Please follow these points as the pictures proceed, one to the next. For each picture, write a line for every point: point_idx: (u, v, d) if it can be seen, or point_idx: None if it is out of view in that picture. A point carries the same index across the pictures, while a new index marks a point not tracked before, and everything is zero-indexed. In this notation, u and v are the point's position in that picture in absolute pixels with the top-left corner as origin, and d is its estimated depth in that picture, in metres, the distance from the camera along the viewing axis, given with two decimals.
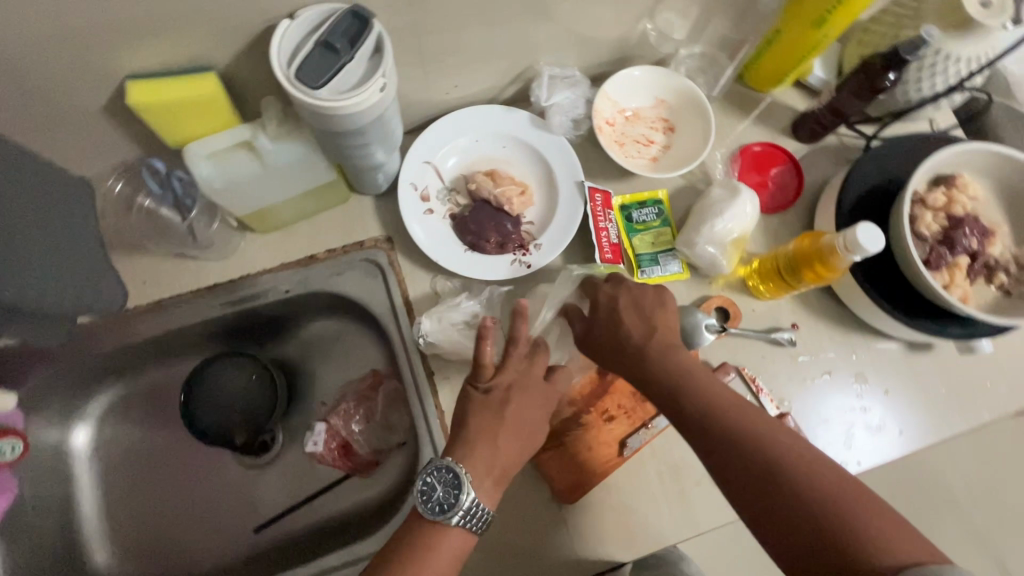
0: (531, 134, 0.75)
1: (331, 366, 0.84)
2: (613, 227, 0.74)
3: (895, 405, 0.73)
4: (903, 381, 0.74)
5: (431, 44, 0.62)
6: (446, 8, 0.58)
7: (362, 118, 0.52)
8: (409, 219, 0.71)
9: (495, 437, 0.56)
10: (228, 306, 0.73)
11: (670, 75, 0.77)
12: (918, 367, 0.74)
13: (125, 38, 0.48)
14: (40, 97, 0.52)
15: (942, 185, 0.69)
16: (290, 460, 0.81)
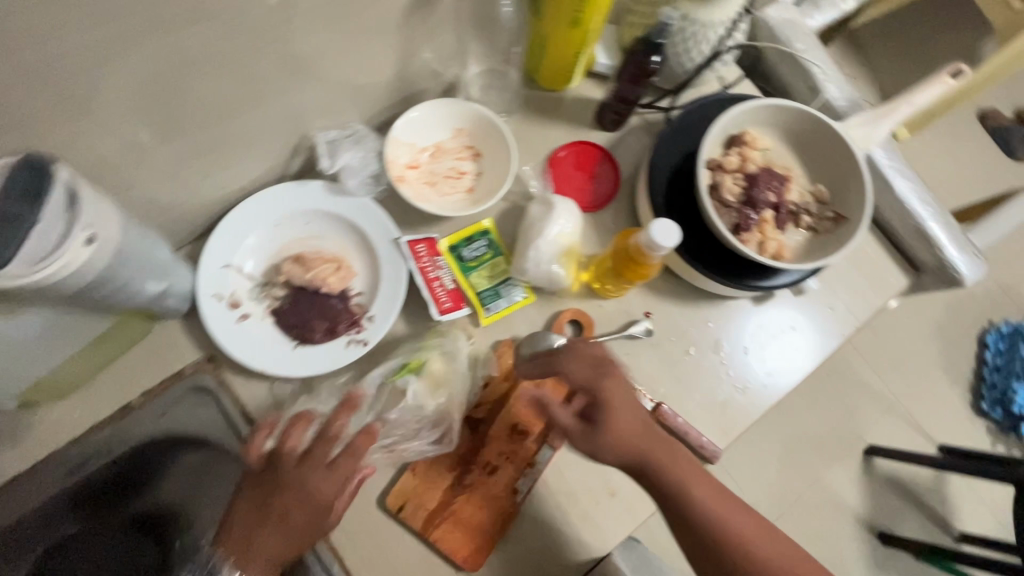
0: (331, 202, 0.70)
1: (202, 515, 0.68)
2: (446, 273, 0.71)
3: (754, 359, 0.76)
4: (757, 333, 0.77)
5: (167, 153, 0.55)
6: (164, 117, 0.51)
7: (80, 276, 0.46)
8: (221, 334, 0.65)
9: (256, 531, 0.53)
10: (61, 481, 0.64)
11: (458, 103, 0.74)
12: (767, 316, 0.78)
13: None
14: None
15: (734, 145, 0.72)
16: None
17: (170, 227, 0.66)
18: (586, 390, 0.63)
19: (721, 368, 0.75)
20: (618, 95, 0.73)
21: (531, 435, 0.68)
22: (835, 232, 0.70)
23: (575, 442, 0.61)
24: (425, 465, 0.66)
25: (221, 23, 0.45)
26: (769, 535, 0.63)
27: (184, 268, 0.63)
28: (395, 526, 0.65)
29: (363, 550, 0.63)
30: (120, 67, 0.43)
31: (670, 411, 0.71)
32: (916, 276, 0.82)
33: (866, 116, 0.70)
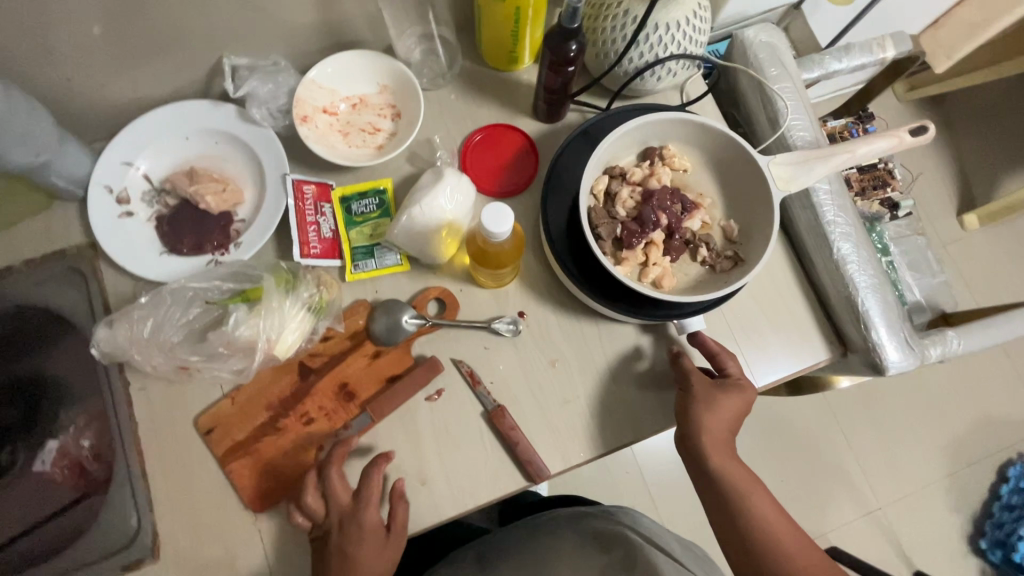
0: (238, 126, 0.72)
1: (59, 379, 0.72)
2: (326, 220, 0.71)
3: (624, 392, 0.70)
4: (635, 366, 0.71)
5: (60, 38, 0.60)
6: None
7: None
8: (99, 225, 0.68)
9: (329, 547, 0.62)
10: None
11: (385, 58, 0.73)
12: (651, 349, 0.71)
13: None
14: None
15: (648, 158, 0.67)
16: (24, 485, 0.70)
17: (89, 117, 0.71)
18: (414, 372, 0.67)
19: (583, 390, 0.70)
20: (543, 83, 0.70)
21: (357, 399, 0.67)
22: (730, 273, 0.63)
23: (393, 402, 0.66)
24: (243, 398, 0.66)
25: None
26: (729, 409, 0.63)
27: (80, 154, 0.68)
28: (202, 447, 0.65)
29: (165, 460, 0.65)
30: None
31: (508, 418, 0.67)
32: (842, 354, 0.72)
33: (796, 157, 0.62)
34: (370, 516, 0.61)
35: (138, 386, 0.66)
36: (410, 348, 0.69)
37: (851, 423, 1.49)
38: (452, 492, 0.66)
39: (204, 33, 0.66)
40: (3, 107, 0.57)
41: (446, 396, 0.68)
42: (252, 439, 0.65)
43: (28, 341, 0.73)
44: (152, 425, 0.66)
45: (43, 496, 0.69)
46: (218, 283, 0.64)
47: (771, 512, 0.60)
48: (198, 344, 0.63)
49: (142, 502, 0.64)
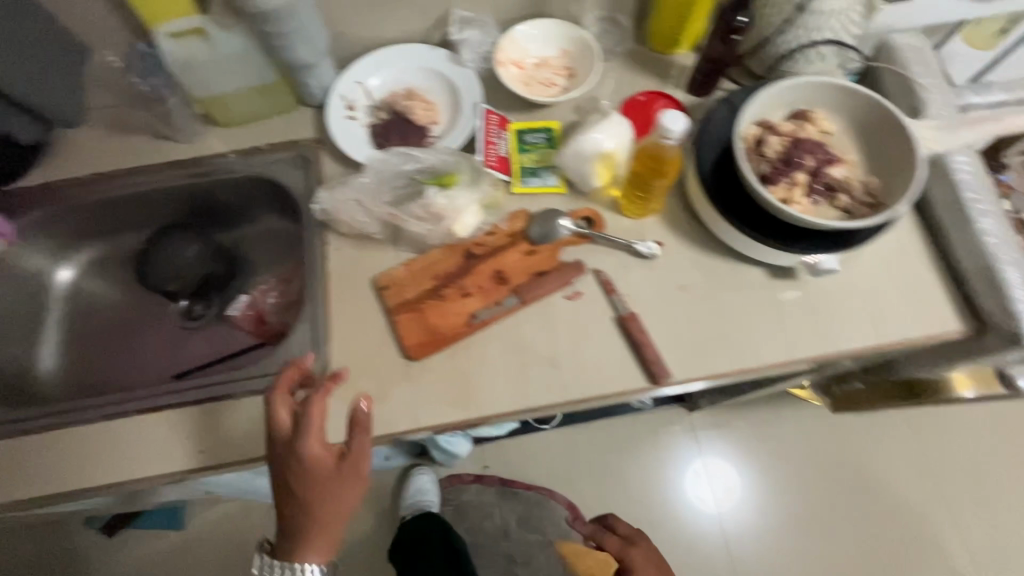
0: (445, 66, 0.89)
1: (265, 259, 0.98)
2: (503, 143, 0.85)
3: (749, 329, 0.74)
4: (762, 311, 0.75)
5: None
6: None
7: (288, 26, 0.74)
8: (332, 122, 0.86)
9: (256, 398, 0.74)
10: (184, 177, 0.89)
11: (571, 28, 0.89)
12: (780, 294, 0.76)
13: None
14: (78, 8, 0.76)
15: (795, 117, 0.75)
16: (215, 329, 0.94)
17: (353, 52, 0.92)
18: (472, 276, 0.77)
19: (708, 325, 0.75)
20: (707, 55, 0.82)
21: (445, 282, 0.77)
22: (870, 215, 0.69)
23: (475, 299, 0.76)
24: (416, 267, 0.78)
25: None
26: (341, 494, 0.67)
27: (333, 69, 0.87)
28: (376, 301, 0.78)
29: (346, 308, 0.78)
30: None
31: (638, 323, 0.74)
32: (977, 332, 0.73)
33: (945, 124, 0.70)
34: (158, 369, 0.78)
35: (334, 247, 0.81)
36: (521, 236, 0.80)
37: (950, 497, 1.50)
38: (579, 379, 0.73)
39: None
40: (317, 28, 0.79)
41: (583, 297, 0.77)
42: (417, 299, 0.76)
43: (269, 241, 0.99)
44: (341, 278, 0.80)
45: (218, 339, 0.93)
46: (418, 156, 0.81)
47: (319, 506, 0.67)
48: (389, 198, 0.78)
49: (317, 312, 0.78)
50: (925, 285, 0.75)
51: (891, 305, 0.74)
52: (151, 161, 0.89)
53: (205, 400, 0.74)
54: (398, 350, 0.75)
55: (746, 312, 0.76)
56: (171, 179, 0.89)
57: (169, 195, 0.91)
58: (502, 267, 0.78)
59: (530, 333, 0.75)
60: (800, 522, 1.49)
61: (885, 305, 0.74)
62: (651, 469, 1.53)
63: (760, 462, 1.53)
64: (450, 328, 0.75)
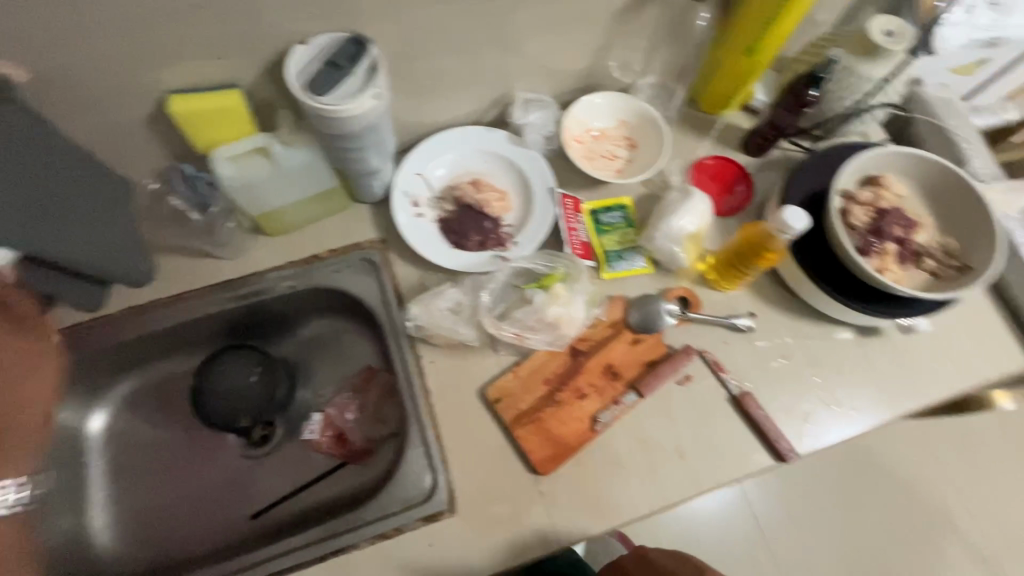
0: (508, 148, 0.86)
1: (327, 367, 0.91)
2: (582, 228, 0.83)
3: (850, 390, 0.79)
4: (857, 370, 0.80)
5: (427, 78, 0.76)
6: (430, 56, 0.73)
7: (366, 138, 0.68)
8: (402, 222, 0.81)
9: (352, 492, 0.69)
10: (236, 299, 0.81)
11: (630, 99, 0.88)
12: (870, 351, 0.80)
13: (159, 72, 0.61)
14: (108, 135, 0.66)
15: (870, 183, 0.78)
16: (287, 452, 0.87)
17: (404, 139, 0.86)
18: (583, 375, 0.76)
19: (814, 391, 0.78)
20: (770, 121, 0.84)
21: (556, 385, 0.75)
22: (958, 278, 0.73)
23: (592, 400, 0.75)
24: (524, 373, 0.75)
25: (498, 44, 0.75)
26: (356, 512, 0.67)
27: (394, 164, 0.81)
28: (488, 415, 0.74)
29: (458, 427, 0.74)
30: (432, 37, 0.69)
31: (752, 401, 0.76)
32: None
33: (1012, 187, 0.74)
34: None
35: (430, 360, 0.77)
36: (622, 324, 0.79)
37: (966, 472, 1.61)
38: (708, 465, 0.74)
39: (504, 20, 0.72)
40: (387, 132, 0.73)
41: (694, 381, 0.77)
42: (533, 408, 0.74)
43: (328, 347, 0.91)
44: (444, 394, 0.75)
45: (293, 463, 0.86)
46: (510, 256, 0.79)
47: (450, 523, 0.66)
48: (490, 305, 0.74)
49: (427, 436, 0.73)
50: (989, 326, 0.82)
51: (967, 351, 0.80)
52: (196, 285, 0.79)
53: (329, 554, 0.68)
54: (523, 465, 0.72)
55: (844, 374, 0.79)
56: (223, 303, 0.80)
57: (219, 319, 0.82)
58: (610, 360, 0.76)
59: (651, 425, 0.75)
60: None
61: (961, 351, 0.80)
62: (721, 507, 1.34)
63: (832, 477, 1.38)
64: (574, 436, 0.73)
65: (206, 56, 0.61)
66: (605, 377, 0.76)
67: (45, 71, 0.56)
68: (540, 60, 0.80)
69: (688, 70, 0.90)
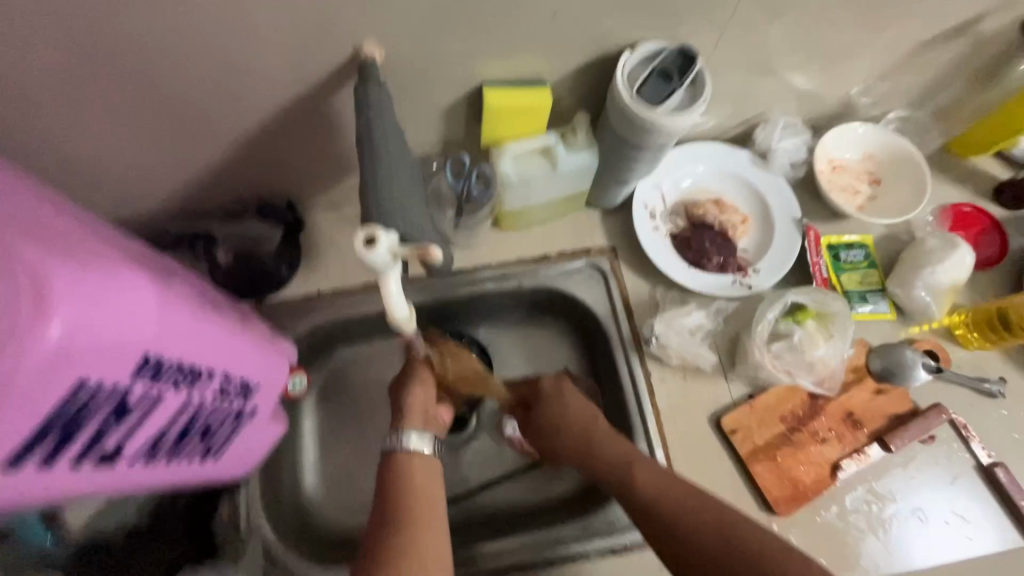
0: (750, 170, 0.83)
1: (527, 365, 0.88)
2: (823, 263, 0.79)
3: None
4: None
5: None
6: (717, 71, 0.71)
7: (656, 152, 0.66)
8: (642, 233, 0.80)
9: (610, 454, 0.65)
10: (466, 286, 0.81)
11: (884, 134, 0.84)
12: None
13: (484, 65, 0.61)
14: (406, 119, 0.67)
15: None
16: (484, 445, 0.85)
17: None
18: (822, 418, 0.73)
19: None
20: None
21: (794, 423, 0.72)
22: None
23: (832, 445, 0.72)
24: (761, 407, 0.73)
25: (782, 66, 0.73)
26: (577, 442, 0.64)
27: None
28: (720, 444, 0.72)
29: (689, 453, 0.72)
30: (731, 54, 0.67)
31: (1005, 474, 0.71)
32: None
33: None
34: (435, 429, 0.62)
35: (660, 378, 0.75)
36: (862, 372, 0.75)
37: None
38: (952, 535, 0.70)
39: (803, 42, 0.69)
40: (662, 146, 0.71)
41: (938, 442, 0.73)
42: (770, 445, 0.72)
43: (530, 344, 0.89)
44: (674, 416, 0.74)
45: (490, 460, 0.84)
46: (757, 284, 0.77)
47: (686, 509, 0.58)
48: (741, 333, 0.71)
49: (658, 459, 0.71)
50: None
51: None
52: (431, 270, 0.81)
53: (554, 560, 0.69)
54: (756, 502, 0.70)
55: None
56: (453, 289, 0.81)
57: (443, 307, 0.82)
58: (855, 410, 0.73)
59: (890, 482, 0.71)
60: None
61: None
62: None
63: None
64: (586, 433, 0.66)
65: (532, 55, 0.61)
66: (845, 424, 0.73)
67: (395, 54, 0.58)
68: (810, 86, 0.77)
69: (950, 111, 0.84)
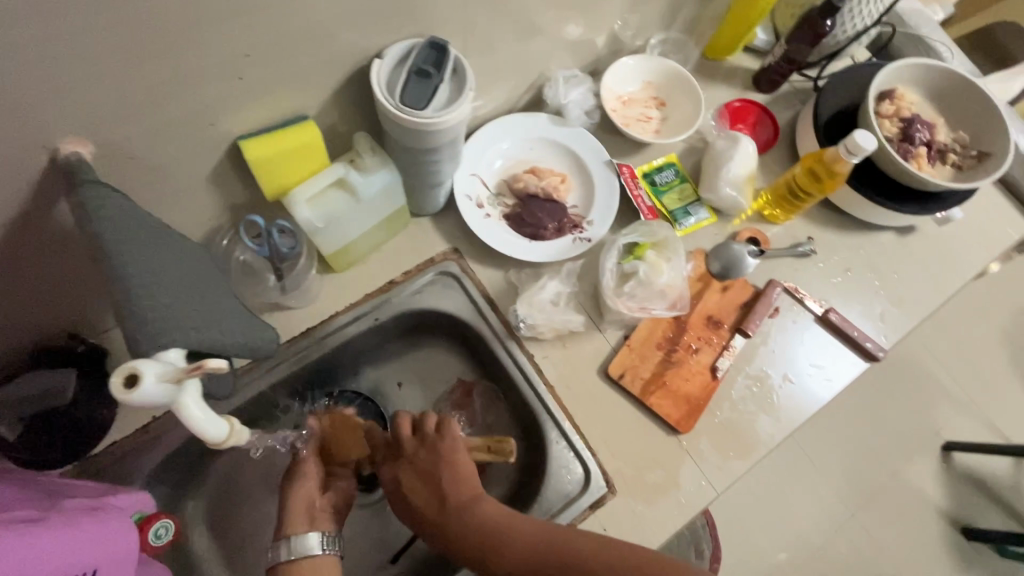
0: (552, 130, 0.85)
1: (421, 391, 0.86)
2: (643, 193, 0.85)
3: (903, 285, 0.88)
4: (904, 265, 0.89)
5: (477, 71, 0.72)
6: (485, 48, 0.69)
7: (449, 146, 0.64)
8: (475, 226, 0.78)
9: (466, 468, 0.63)
10: (324, 345, 0.75)
11: (653, 59, 0.89)
12: (911, 248, 0.90)
13: (227, 118, 0.54)
14: (168, 200, 0.58)
15: (888, 98, 0.86)
16: None
17: None
18: (690, 333, 0.78)
19: (876, 296, 0.87)
20: (788, 56, 0.89)
21: (668, 348, 0.77)
22: (979, 167, 0.83)
23: (704, 353, 0.78)
24: (637, 344, 0.77)
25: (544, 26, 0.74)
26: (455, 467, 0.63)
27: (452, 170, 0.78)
28: (615, 393, 0.75)
29: (592, 412, 0.74)
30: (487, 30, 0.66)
31: (836, 317, 0.83)
32: None
33: (1003, 74, 0.84)
34: (325, 525, 0.63)
35: (543, 355, 0.76)
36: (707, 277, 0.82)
37: (927, 334, 1.90)
38: (817, 384, 0.80)
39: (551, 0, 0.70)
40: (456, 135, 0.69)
41: (783, 312, 0.82)
42: (656, 375, 0.76)
43: (416, 370, 0.86)
44: (567, 384, 0.75)
45: None
46: (594, 234, 0.80)
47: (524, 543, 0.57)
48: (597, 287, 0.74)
49: (567, 430, 0.73)
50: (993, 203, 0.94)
51: (981, 230, 0.92)
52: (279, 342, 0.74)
53: None
54: (662, 430, 0.74)
55: (894, 274, 0.89)
56: (309, 353, 0.74)
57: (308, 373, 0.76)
58: (711, 314, 0.80)
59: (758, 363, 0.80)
60: (849, 403, 1.77)
61: (978, 231, 0.92)
62: None
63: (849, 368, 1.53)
64: (454, 488, 0.62)
65: (277, 92, 0.55)
66: (709, 330, 0.79)
67: (110, 142, 0.48)
68: (575, 35, 0.79)
69: (697, 22, 0.92)
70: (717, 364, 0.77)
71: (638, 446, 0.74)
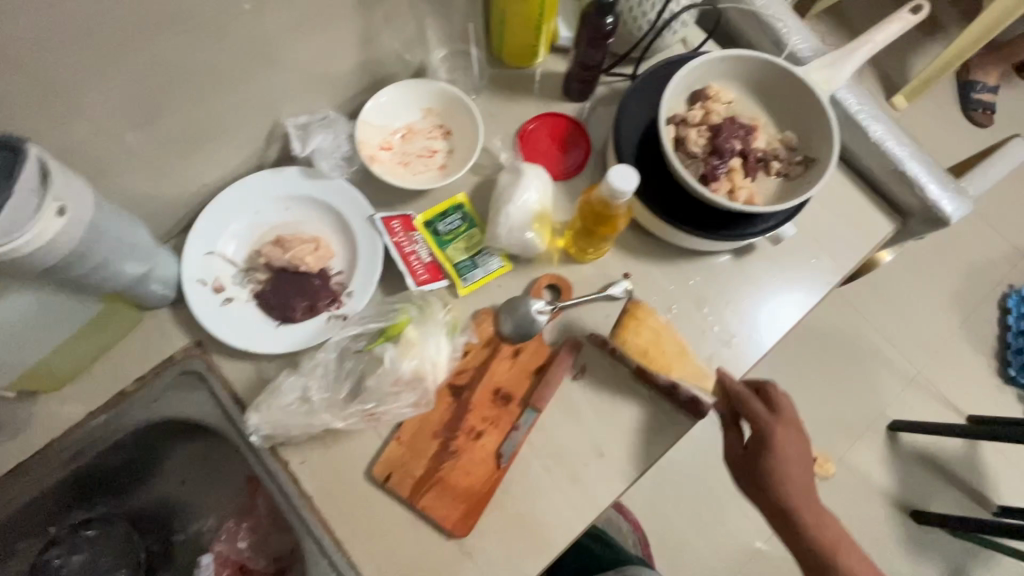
0: (305, 185, 0.72)
1: (210, 496, 0.76)
2: (421, 247, 0.72)
3: (741, 317, 0.76)
4: (741, 292, 0.76)
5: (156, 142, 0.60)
6: (144, 116, 0.56)
7: (92, 253, 0.53)
8: (207, 318, 0.67)
9: (799, 474, 0.65)
10: (54, 474, 0.66)
11: (423, 83, 0.76)
12: (749, 271, 0.77)
13: None
14: None
15: (697, 100, 0.72)
16: None
17: (177, 215, 0.70)
18: (473, 413, 0.67)
19: (708, 335, 0.74)
20: (579, 62, 0.74)
21: (446, 434, 0.67)
22: (806, 174, 0.69)
23: (490, 435, 0.67)
24: (408, 435, 0.66)
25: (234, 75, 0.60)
26: (795, 445, 0.65)
27: (170, 255, 0.66)
28: (384, 495, 0.65)
29: (356, 522, 0.64)
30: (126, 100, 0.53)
31: (654, 368, 0.71)
32: (902, 222, 0.80)
33: (829, 57, 0.70)
34: None
35: (298, 461, 0.66)
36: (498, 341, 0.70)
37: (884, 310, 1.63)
38: (630, 453, 0.69)
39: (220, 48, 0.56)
40: (122, 225, 0.57)
41: (590, 370, 0.71)
42: (430, 470, 0.65)
43: (201, 475, 0.75)
44: (327, 492, 0.65)
45: None
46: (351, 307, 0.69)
47: (835, 544, 0.64)
48: (341, 379, 0.65)
49: (327, 547, 0.63)
50: (847, 202, 0.81)
51: (835, 237, 0.79)
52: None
53: None
54: (440, 534, 0.64)
55: (730, 303, 0.76)
56: (20, 493, 0.64)
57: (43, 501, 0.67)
58: (496, 387, 0.68)
59: (560, 437, 0.68)
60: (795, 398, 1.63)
61: (831, 238, 0.79)
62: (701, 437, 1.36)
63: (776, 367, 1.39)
64: (809, 488, 0.65)
65: None
66: (496, 406, 0.68)
67: None
68: (296, 74, 0.66)
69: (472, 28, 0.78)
70: (503, 447, 0.66)
71: (411, 555, 0.64)
